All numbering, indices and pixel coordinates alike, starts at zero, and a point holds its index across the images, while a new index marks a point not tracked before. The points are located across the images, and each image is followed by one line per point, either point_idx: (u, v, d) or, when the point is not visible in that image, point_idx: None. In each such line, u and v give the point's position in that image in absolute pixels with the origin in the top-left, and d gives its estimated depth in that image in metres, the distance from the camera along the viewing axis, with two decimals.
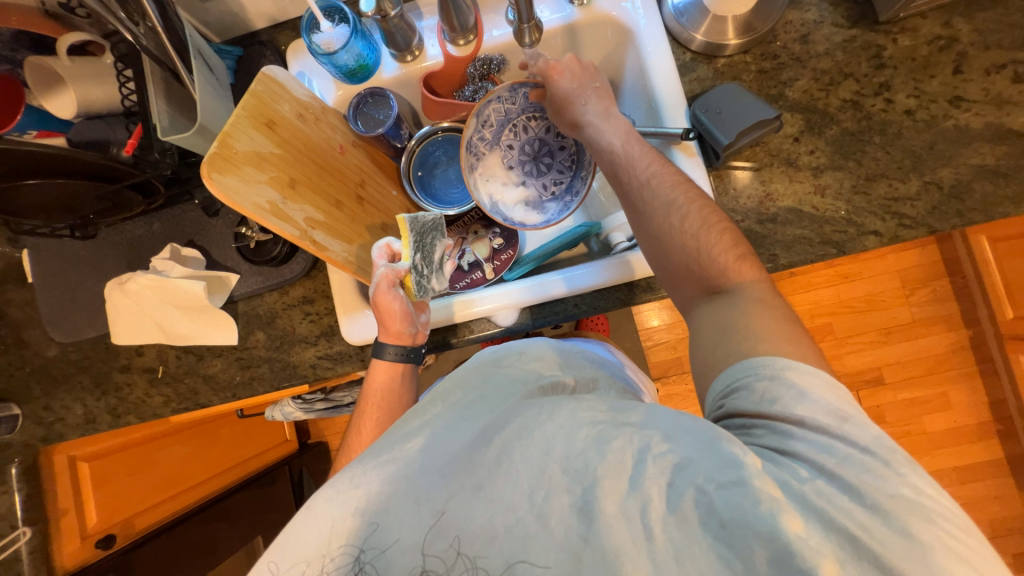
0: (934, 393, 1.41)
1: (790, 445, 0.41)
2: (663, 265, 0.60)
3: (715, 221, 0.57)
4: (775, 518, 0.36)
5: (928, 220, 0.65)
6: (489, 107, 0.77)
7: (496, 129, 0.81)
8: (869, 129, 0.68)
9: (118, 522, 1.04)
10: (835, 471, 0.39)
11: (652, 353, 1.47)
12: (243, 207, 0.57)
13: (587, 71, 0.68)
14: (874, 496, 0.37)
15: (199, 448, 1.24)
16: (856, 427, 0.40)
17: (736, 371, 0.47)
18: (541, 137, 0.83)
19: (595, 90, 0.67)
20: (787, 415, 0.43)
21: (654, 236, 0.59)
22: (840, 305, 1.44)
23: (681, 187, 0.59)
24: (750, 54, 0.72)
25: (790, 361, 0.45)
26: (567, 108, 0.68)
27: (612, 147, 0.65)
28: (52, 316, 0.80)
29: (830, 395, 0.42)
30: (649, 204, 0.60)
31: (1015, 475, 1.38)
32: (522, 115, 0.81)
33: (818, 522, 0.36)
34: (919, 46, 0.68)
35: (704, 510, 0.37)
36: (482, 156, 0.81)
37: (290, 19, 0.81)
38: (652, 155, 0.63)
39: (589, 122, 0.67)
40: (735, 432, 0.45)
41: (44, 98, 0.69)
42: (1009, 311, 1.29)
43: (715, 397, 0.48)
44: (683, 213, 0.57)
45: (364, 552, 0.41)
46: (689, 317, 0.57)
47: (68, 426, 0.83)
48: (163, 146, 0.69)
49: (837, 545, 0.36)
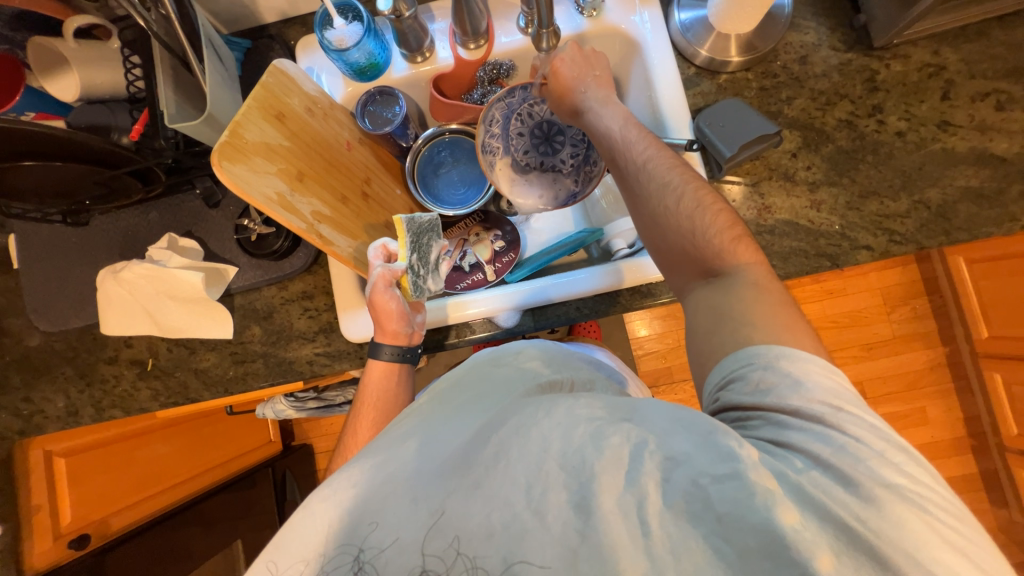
0: (912, 409, 1.46)
1: (786, 436, 0.42)
2: (658, 247, 0.60)
3: (710, 201, 0.58)
4: (770, 510, 0.36)
5: (916, 237, 0.69)
6: (493, 109, 0.79)
7: (502, 123, 0.82)
8: (862, 149, 0.71)
9: (94, 520, 1.00)
10: (830, 461, 0.40)
11: (643, 362, 1.49)
12: (253, 197, 0.56)
13: (590, 59, 0.70)
14: (868, 487, 0.38)
15: (179, 447, 1.21)
16: (850, 416, 0.42)
17: (730, 363, 0.48)
18: (548, 117, 0.83)
19: (595, 78, 0.69)
20: (782, 406, 0.44)
21: (650, 214, 0.60)
22: (824, 320, 1.48)
23: (677, 170, 0.60)
24: (751, 72, 0.75)
25: (785, 350, 0.46)
26: (569, 95, 0.69)
27: (610, 131, 0.65)
28: (36, 304, 0.78)
29: (823, 382, 0.44)
30: (646, 185, 0.60)
31: (985, 489, 1.44)
32: (524, 103, 0.82)
33: (813, 514, 0.37)
34: (909, 72, 0.72)
35: (701, 505, 0.38)
36: (498, 152, 0.82)
37: (301, 15, 0.82)
38: (648, 138, 0.63)
39: (590, 108, 0.68)
40: (731, 424, 0.46)
41: (45, 80, 0.68)
42: (983, 331, 1.34)
43: (711, 390, 0.50)
44: (678, 194, 0.58)
45: (363, 552, 0.40)
46: (685, 300, 0.58)
47: (48, 419, 0.80)
48: (168, 133, 0.67)
49: (832, 538, 0.37)
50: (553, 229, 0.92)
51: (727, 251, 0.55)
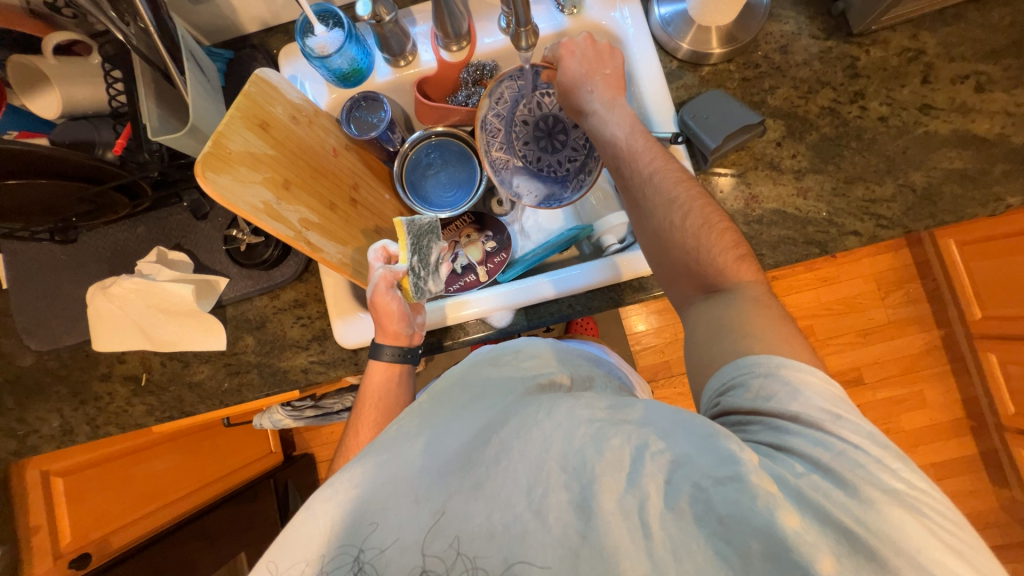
0: (909, 393, 1.47)
1: (785, 440, 0.42)
2: (662, 262, 0.60)
3: (717, 221, 0.58)
4: (771, 512, 0.36)
5: (904, 220, 0.69)
6: (502, 85, 0.79)
7: (509, 105, 0.82)
8: (846, 135, 0.71)
9: (93, 539, 1.01)
10: (830, 465, 0.40)
11: (640, 357, 1.49)
12: (238, 207, 0.56)
13: (601, 55, 0.68)
14: (865, 490, 0.38)
15: (181, 462, 1.20)
16: (848, 423, 0.42)
17: (730, 369, 0.48)
18: (555, 114, 0.85)
19: (604, 76, 0.68)
20: (781, 411, 0.44)
21: (655, 231, 0.60)
22: (819, 307, 1.48)
23: (683, 185, 0.60)
24: (733, 63, 0.75)
25: (784, 359, 0.47)
26: (574, 92, 0.69)
27: (616, 139, 0.64)
28: (27, 323, 0.77)
29: (822, 391, 0.44)
30: (649, 199, 0.60)
31: (987, 470, 1.44)
32: (535, 92, 0.82)
33: (813, 515, 0.37)
34: (889, 57, 0.72)
35: (702, 507, 0.38)
36: (498, 133, 0.83)
37: (282, 24, 0.82)
38: (655, 150, 0.63)
39: (595, 109, 0.67)
40: (731, 428, 0.46)
41: (26, 97, 0.68)
42: (977, 311, 1.35)
43: (710, 395, 0.50)
44: (684, 211, 0.58)
45: (364, 552, 0.40)
46: (685, 315, 0.59)
47: (43, 438, 0.79)
48: (152, 146, 0.68)
49: (831, 539, 0.36)
50: (544, 228, 0.92)
51: (713, 248, 0.56)
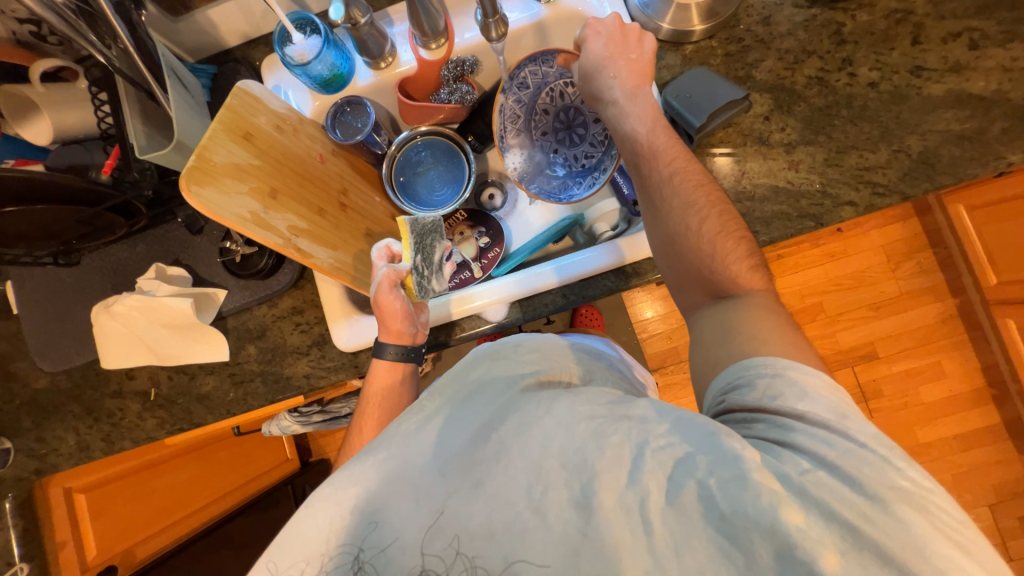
0: (927, 363, 1.43)
1: (792, 437, 0.41)
2: (674, 266, 0.59)
3: (733, 228, 0.57)
4: (776, 510, 0.35)
5: (900, 186, 0.67)
6: (524, 70, 0.81)
7: (532, 90, 0.84)
8: (836, 104, 0.70)
9: (119, 552, 1.06)
10: (836, 462, 0.39)
11: (648, 344, 1.48)
12: (225, 218, 0.57)
13: (628, 39, 0.65)
14: (875, 487, 0.37)
15: (201, 472, 1.24)
16: (856, 423, 0.41)
17: (738, 369, 0.48)
18: (576, 106, 0.86)
19: (629, 61, 0.65)
20: (787, 410, 0.43)
21: (668, 234, 0.59)
22: (829, 283, 1.46)
23: (702, 189, 0.58)
24: (716, 39, 0.74)
25: (790, 361, 0.46)
26: (594, 77, 0.67)
27: (637, 134, 0.63)
28: (38, 345, 0.79)
29: (832, 393, 0.43)
30: (669, 200, 0.59)
31: (1012, 439, 1.40)
32: (560, 80, 0.84)
33: (818, 512, 0.36)
34: (876, 21, 0.70)
35: (705, 504, 0.37)
36: (517, 119, 0.85)
37: (263, 35, 0.83)
38: (677, 148, 0.62)
39: (616, 98, 0.65)
40: (735, 426, 0.45)
41: (19, 125, 0.70)
42: (993, 277, 1.31)
43: (716, 393, 0.49)
44: (702, 215, 0.57)
45: (364, 552, 0.41)
46: (693, 319, 0.58)
47: (62, 457, 0.81)
48: (141, 165, 0.70)
49: (837, 535, 0.35)
50: (538, 219, 0.92)
51: (701, 236, 0.56)
